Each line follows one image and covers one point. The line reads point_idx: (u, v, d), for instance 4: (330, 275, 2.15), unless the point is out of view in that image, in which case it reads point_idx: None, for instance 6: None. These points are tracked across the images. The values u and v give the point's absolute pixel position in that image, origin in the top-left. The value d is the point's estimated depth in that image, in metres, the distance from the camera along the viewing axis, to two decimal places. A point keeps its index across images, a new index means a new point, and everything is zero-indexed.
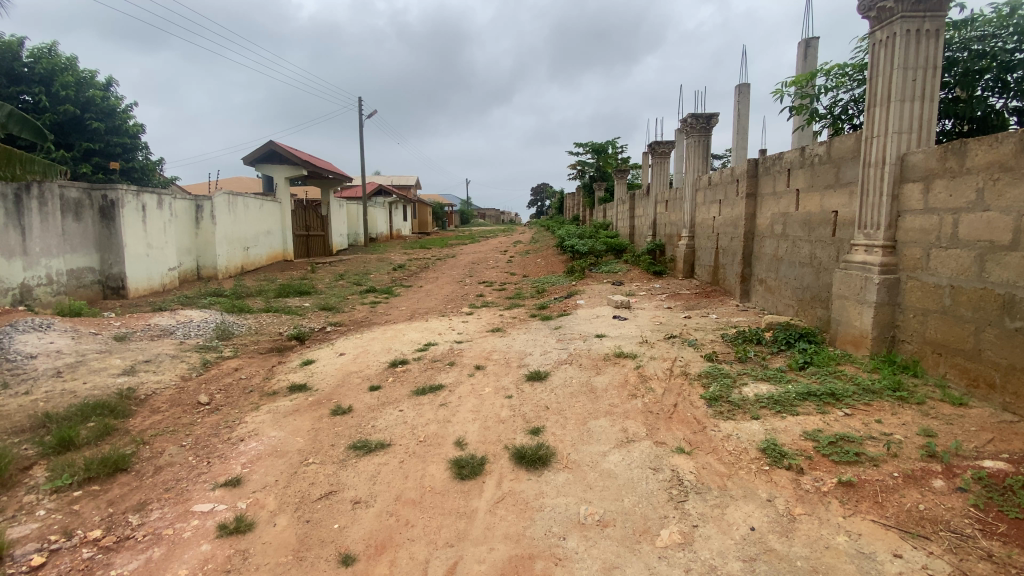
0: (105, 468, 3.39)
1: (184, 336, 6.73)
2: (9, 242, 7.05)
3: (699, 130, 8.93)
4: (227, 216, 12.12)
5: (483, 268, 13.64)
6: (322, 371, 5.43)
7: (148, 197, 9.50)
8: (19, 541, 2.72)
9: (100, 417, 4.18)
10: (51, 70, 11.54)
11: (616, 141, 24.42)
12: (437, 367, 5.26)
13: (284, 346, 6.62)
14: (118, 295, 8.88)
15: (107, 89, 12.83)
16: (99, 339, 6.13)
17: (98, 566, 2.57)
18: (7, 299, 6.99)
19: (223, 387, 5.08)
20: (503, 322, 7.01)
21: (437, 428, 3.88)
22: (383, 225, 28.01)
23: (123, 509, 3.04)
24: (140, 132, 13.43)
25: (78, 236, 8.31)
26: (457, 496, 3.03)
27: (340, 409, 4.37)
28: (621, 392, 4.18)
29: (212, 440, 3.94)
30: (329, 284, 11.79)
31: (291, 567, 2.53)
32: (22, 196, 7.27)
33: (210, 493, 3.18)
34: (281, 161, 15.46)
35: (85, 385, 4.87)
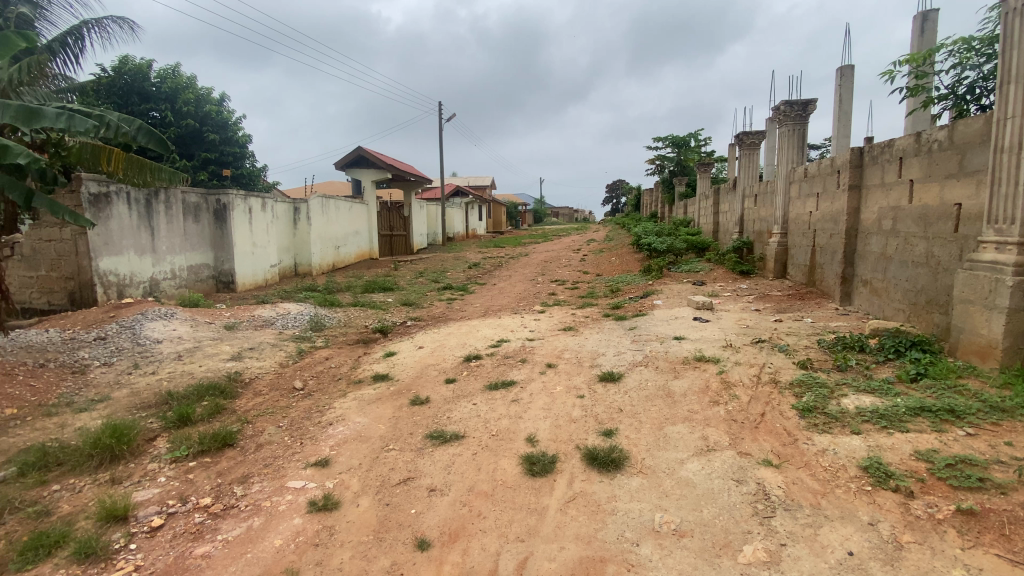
0: (215, 442, 3.81)
1: (282, 327, 7.36)
2: (141, 241, 8.09)
3: (793, 117, 8.27)
4: (320, 218, 13.09)
5: (557, 267, 13.58)
6: (402, 362, 5.71)
7: (253, 201, 10.52)
8: (144, 503, 3.13)
9: (212, 397, 4.70)
10: (175, 89, 13.15)
11: (699, 133, 23.30)
12: (510, 364, 5.32)
13: (369, 338, 7.04)
14: (229, 289, 9.94)
15: (220, 104, 14.35)
16: (213, 328, 6.89)
17: (207, 531, 2.89)
18: (140, 291, 8.06)
19: (315, 374, 5.50)
20: (576, 321, 6.94)
21: (510, 423, 3.92)
22: (460, 225, 28.78)
23: (229, 481, 3.39)
24: (248, 142, 14.90)
25: (197, 236, 9.37)
26: (529, 492, 3.04)
27: (418, 399, 4.56)
28: (702, 398, 3.97)
29: (305, 422, 4.27)
30: (410, 281, 12.35)
31: (372, 547, 2.67)
32: (152, 201, 8.31)
33: (302, 471, 3.45)
34: (368, 165, 16.42)
35: (200, 368, 5.49)
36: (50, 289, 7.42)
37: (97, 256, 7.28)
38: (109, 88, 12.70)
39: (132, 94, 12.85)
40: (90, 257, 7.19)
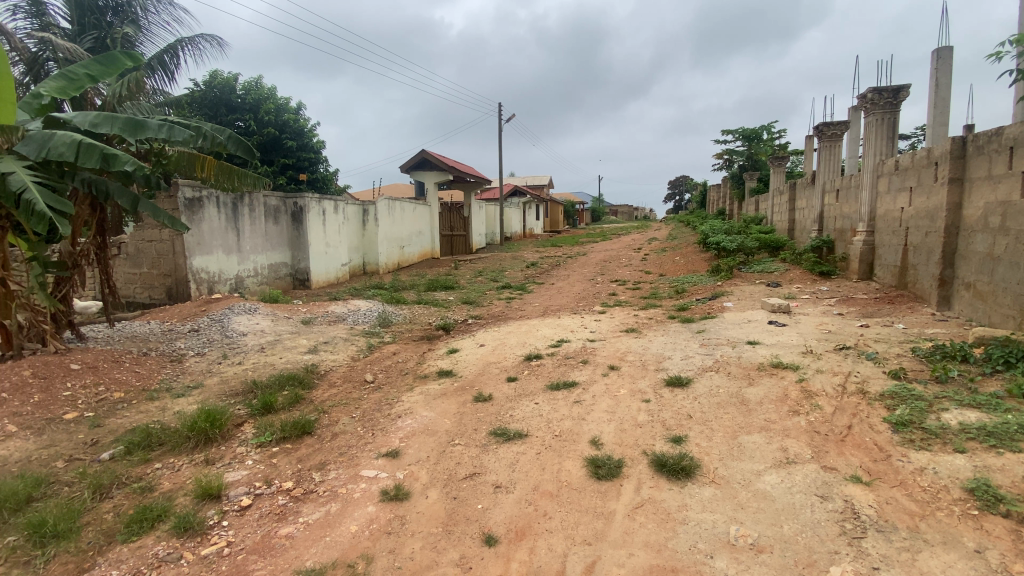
0: (295, 430, 4.06)
1: (353, 322, 7.74)
2: (228, 241, 8.78)
3: (882, 106, 7.60)
4: (386, 219, 13.62)
5: (616, 266, 13.32)
6: (465, 359, 5.82)
7: (326, 203, 11.11)
8: (235, 483, 3.39)
9: (292, 387, 5.02)
10: (258, 100, 14.13)
11: (772, 125, 22.02)
12: (571, 365, 5.28)
13: (432, 335, 7.24)
14: (304, 286, 10.57)
15: (298, 113, 15.26)
16: (291, 322, 7.36)
17: (290, 512, 3.08)
18: (227, 287, 8.75)
19: (384, 368, 5.73)
20: (639, 323, 6.77)
21: (573, 424, 3.88)
22: (517, 225, 28.95)
23: (308, 467, 3.60)
24: (322, 147, 15.75)
25: (277, 236, 10.03)
26: (595, 495, 3.00)
27: (481, 396, 4.63)
28: (779, 407, 3.75)
29: (376, 414, 4.46)
30: (470, 280, 12.57)
31: (441, 539, 2.74)
32: (238, 205, 8.98)
33: (374, 461, 3.61)
34: (431, 167, 16.91)
35: (281, 360, 5.88)
36: (151, 284, 8.21)
37: (191, 255, 7.98)
38: (201, 101, 13.90)
39: (220, 105, 13.97)
40: (185, 256, 7.89)
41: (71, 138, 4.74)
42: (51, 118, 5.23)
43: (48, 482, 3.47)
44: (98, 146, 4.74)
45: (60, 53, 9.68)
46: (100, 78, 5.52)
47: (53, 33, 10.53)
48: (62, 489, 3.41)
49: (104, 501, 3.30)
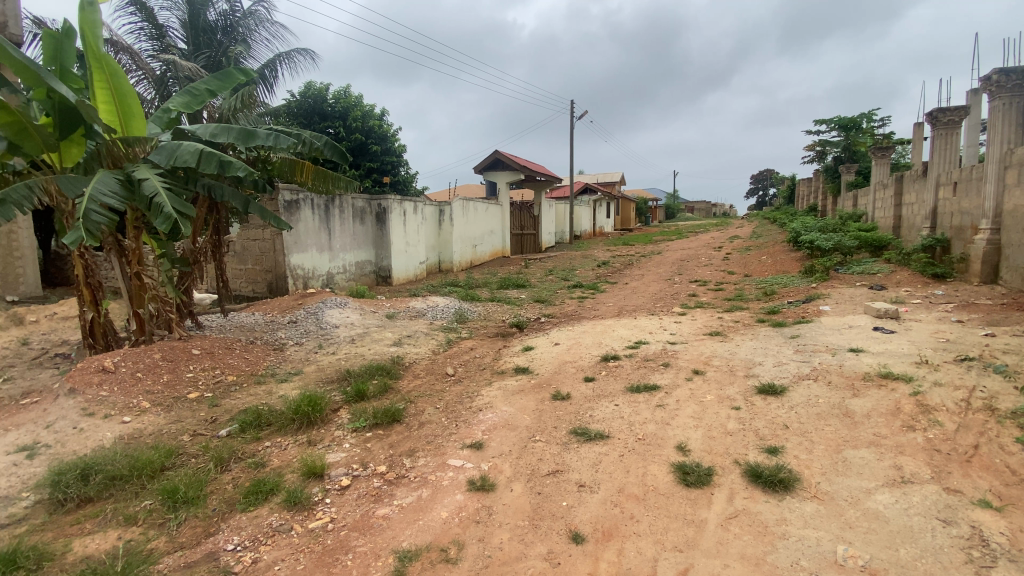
0: (386, 418, 4.31)
1: (432, 318, 8.06)
2: (321, 240, 9.46)
3: (1008, 89, 6.66)
4: (461, 219, 14.04)
5: (694, 266, 12.80)
6: (541, 357, 5.86)
7: (407, 204, 11.65)
8: (335, 464, 3.67)
9: (381, 376, 5.34)
10: (347, 108, 15.06)
11: (874, 112, 20.05)
12: (651, 367, 5.14)
13: (507, 332, 7.36)
14: (387, 282, 11.17)
15: (381, 118, 16.09)
16: (377, 316, 7.81)
17: (386, 494, 3.28)
18: (319, 283, 9.45)
19: (463, 363, 5.92)
20: (723, 326, 6.46)
21: (657, 428, 3.79)
22: (587, 223, 28.60)
23: (399, 453, 3.81)
24: (402, 151, 16.52)
25: (362, 236, 10.66)
26: (684, 501, 2.91)
27: (560, 395, 4.64)
28: (890, 421, 3.43)
29: (458, 406, 4.61)
30: (542, 278, 12.61)
31: (528, 532, 2.79)
32: (329, 206, 9.65)
33: (460, 451, 3.74)
34: (503, 167, 17.15)
35: (369, 351, 6.27)
36: (254, 279, 9.00)
37: (289, 253, 8.70)
38: (297, 111, 15.04)
39: (313, 114, 15.03)
40: (284, 254, 8.62)
41: (194, 148, 5.30)
42: (179, 130, 5.86)
43: (178, 453, 3.94)
44: (216, 155, 5.28)
45: (182, 73, 10.87)
46: (218, 92, 6.12)
47: (175, 55, 11.83)
48: (189, 461, 3.85)
49: (224, 472, 3.69)
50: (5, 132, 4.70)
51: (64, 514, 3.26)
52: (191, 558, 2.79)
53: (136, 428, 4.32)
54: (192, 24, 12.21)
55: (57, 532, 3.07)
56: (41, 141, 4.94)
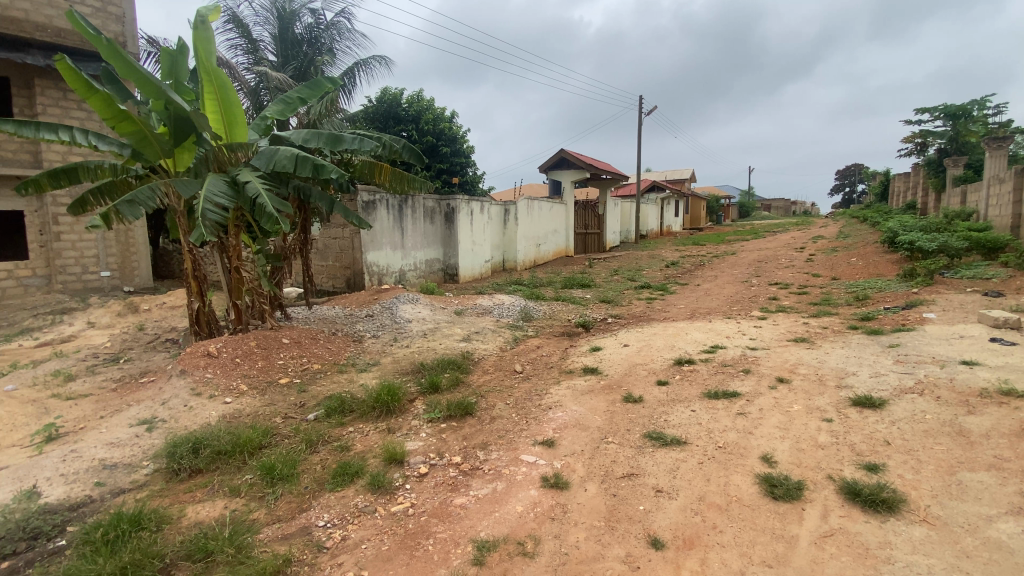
0: (459, 410, 4.44)
1: (499, 315, 8.19)
2: (394, 239, 9.88)
3: None
4: (526, 218, 14.13)
5: (773, 267, 12.06)
6: (610, 358, 5.78)
7: (474, 204, 11.89)
8: (413, 452, 3.83)
9: (452, 370, 5.50)
10: (419, 111, 15.63)
11: (989, 98, 17.86)
12: (730, 373, 4.92)
13: (573, 332, 7.33)
14: (454, 280, 11.47)
15: (451, 120, 16.54)
16: (446, 312, 8.05)
17: (462, 484, 3.38)
18: (392, 279, 9.88)
19: (530, 360, 5.96)
20: (809, 332, 6.04)
21: (739, 437, 3.62)
22: (654, 222, 27.76)
23: (473, 445, 3.91)
24: (471, 151, 16.90)
25: (432, 235, 11.01)
26: (771, 515, 2.77)
27: (632, 397, 4.56)
28: (1014, 444, 3.07)
29: (528, 403, 4.65)
30: (607, 278, 12.40)
31: (605, 533, 2.77)
32: (403, 206, 10.06)
33: (532, 447, 3.78)
34: (569, 165, 17.04)
35: (440, 345, 6.48)
36: (334, 275, 9.56)
37: (366, 250, 9.17)
38: (374, 116, 15.80)
39: (388, 118, 15.73)
40: (361, 251, 9.10)
41: (290, 153, 5.72)
42: (274, 136, 6.34)
43: (273, 433, 4.27)
44: (309, 159, 5.67)
45: (273, 83, 11.75)
46: (308, 101, 6.54)
47: (267, 66, 12.81)
48: (283, 440, 4.17)
49: (313, 453, 3.95)
50: (130, 140, 5.29)
51: (177, 481, 3.63)
52: (287, 531, 3.02)
53: (235, 408, 4.73)
54: (282, 37, 13.16)
55: (172, 497, 3.42)
56: (159, 149, 5.49)
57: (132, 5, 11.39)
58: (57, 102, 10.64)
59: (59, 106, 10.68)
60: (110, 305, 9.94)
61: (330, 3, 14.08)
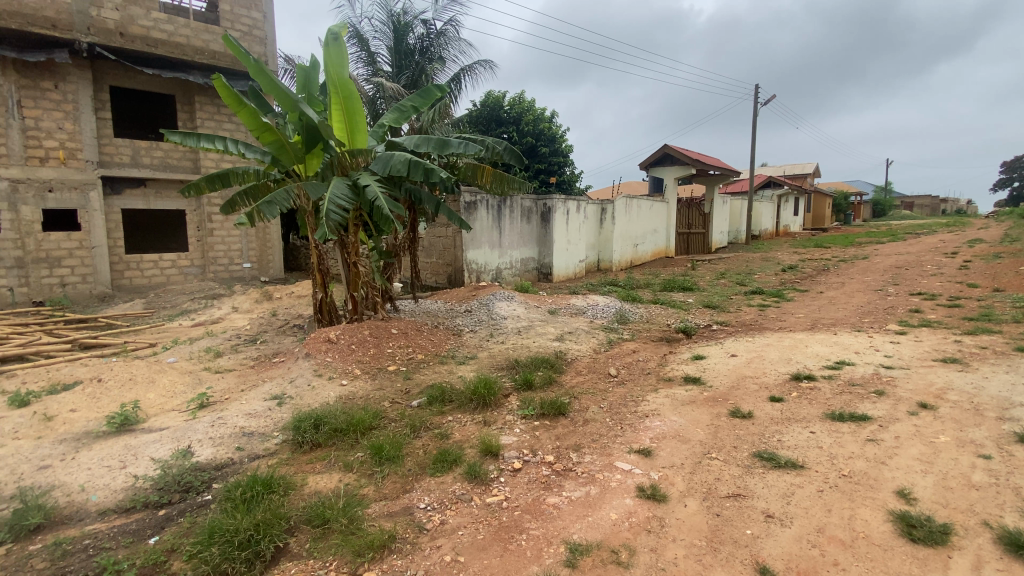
0: (552, 409, 4.46)
1: (593, 316, 8.10)
2: (492, 238, 10.16)
3: None
4: (624, 217, 13.76)
5: (913, 275, 10.52)
6: (715, 368, 5.43)
7: (571, 203, 11.83)
8: (509, 447, 3.91)
9: (545, 369, 5.53)
10: (520, 113, 15.92)
11: None
12: (857, 394, 4.38)
13: (673, 337, 7.00)
14: (548, 279, 11.52)
15: (551, 120, 16.63)
16: (540, 310, 8.12)
17: (555, 484, 3.39)
18: (489, 277, 10.18)
19: (626, 365, 5.79)
20: (961, 352, 5.18)
21: (868, 466, 3.22)
22: (768, 222, 25.56)
23: (566, 446, 3.90)
24: (570, 151, 16.83)
25: (528, 234, 11.16)
26: (908, 559, 2.43)
27: (739, 412, 4.25)
28: None
29: (624, 409, 4.53)
30: (712, 282, 11.66)
31: (707, 554, 2.62)
32: (502, 206, 10.30)
33: (628, 455, 3.68)
34: (673, 162, 16.26)
35: (534, 344, 6.55)
36: (437, 272, 10.07)
37: (466, 249, 9.55)
38: (477, 118, 16.39)
39: (491, 120, 16.22)
40: (462, 249, 9.50)
41: (404, 158, 6.12)
42: (390, 141, 6.82)
43: (382, 416, 4.62)
44: (420, 164, 6.02)
45: (388, 93, 12.68)
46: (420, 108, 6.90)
47: (383, 77, 13.83)
48: (390, 423, 4.49)
49: (416, 438, 4.21)
50: (270, 149, 6.00)
51: (300, 453, 4.06)
52: (392, 509, 3.24)
53: (349, 390, 5.20)
54: (397, 48, 14.12)
55: (297, 466, 3.84)
56: (293, 155, 6.18)
57: (273, 28, 12.92)
58: (212, 116, 12.42)
59: (213, 120, 12.46)
60: (250, 292, 11.39)
61: (440, 13, 14.81)
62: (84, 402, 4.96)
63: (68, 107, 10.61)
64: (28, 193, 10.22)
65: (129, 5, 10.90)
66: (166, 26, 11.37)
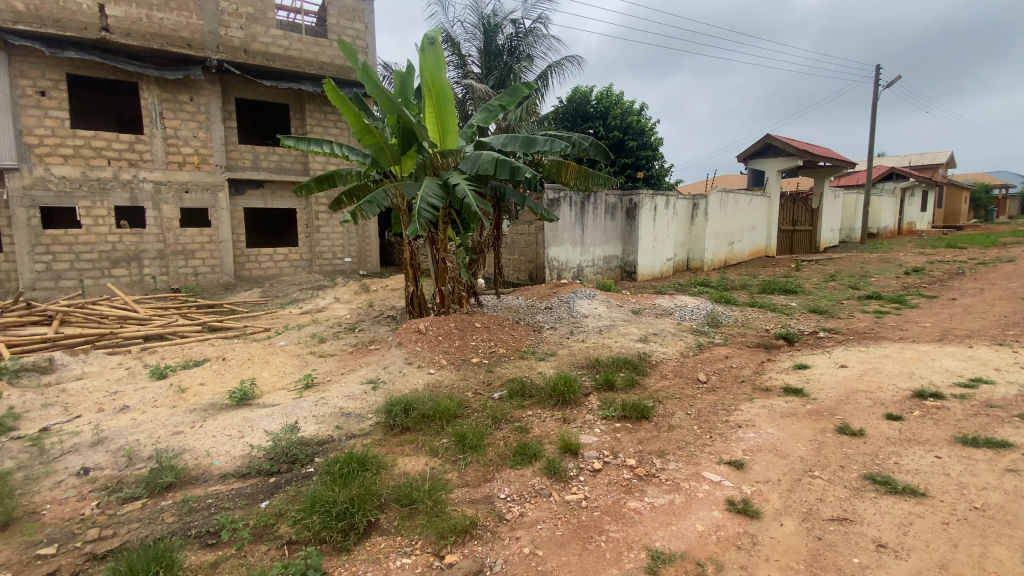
0: (635, 412, 4.33)
1: (681, 317, 7.74)
2: (575, 234, 10.09)
3: None
4: (718, 213, 12.98)
5: None
6: (819, 379, 4.97)
7: (659, 199, 11.39)
8: (589, 446, 3.87)
9: (628, 370, 5.40)
10: (608, 107, 15.62)
11: None
12: (998, 418, 3.78)
13: (771, 343, 6.50)
14: (632, 278, 11.21)
15: (640, 113, 16.12)
16: (623, 310, 7.92)
17: (637, 488, 3.30)
18: (570, 275, 10.13)
19: (717, 371, 5.48)
20: None
21: (1009, 502, 2.78)
22: (889, 219, 22.79)
23: (649, 450, 3.78)
24: (659, 144, 16.21)
25: (612, 231, 10.94)
26: None
27: (847, 428, 3.85)
28: None
29: (713, 417, 4.30)
30: (818, 285, 10.64)
31: None
32: (585, 203, 10.19)
33: (717, 465, 3.48)
34: (775, 153, 15.05)
35: (617, 344, 6.41)
36: (518, 268, 10.18)
37: (548, 246, 9.58)
38: (564, 115, 16.32)
39: (577, 116, 16.08)
40: (544, 246, 9.53)
41: (491, 156, 6.26)
42: (478, 141, 7.00)
43: (465, 406, 4.78)
44: (507, 162, 6.12)
45: (477, 93, 13.05)
46: (507, 107, 7.00)
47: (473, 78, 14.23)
48: (473, 413, 4.63)
49: (497, 430, 4.30)
50: (370, 150, 6.46)
51: (391, 435, 4.31)
52: (474, 496, 3.34)
53: (436, 379, 5.44)
54: (486, 49, 14.46)
55: (388, 447, 4.09)
56: (391, 156, 6.62)
57: (373, 37, 13.80)
58: (319, 122, 13.55)
59: (321, 125, 13.58)
60: (348, 285, 12.28)
61: (529, 11, 14.94)
62: (211, 377, 5.66)
63: (202, 118, 12.10)
64: (169, 193, 11.79)
65: (252, 25, 12.21)
66: (282, 42, 12.56)
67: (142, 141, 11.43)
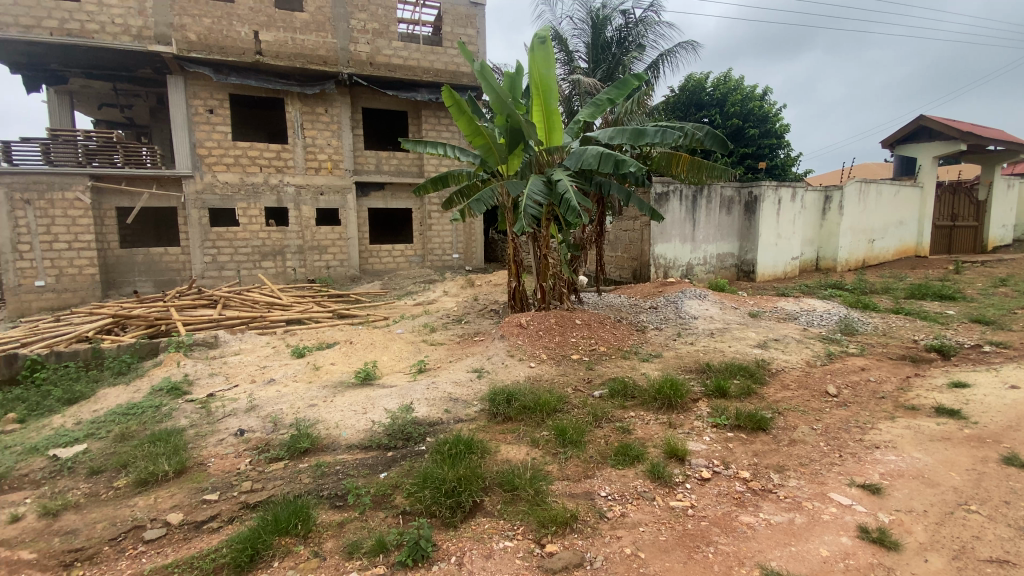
0: (750, 422, 4.03)
1: (807, 323, 7.02)
2: (685, 231, 9.61)
3: None
4: (856, 206, 11.51)
5: None
6: (984, 401, 4.22)
7: (784, 191, 10.40)
8: (696, 453, 3.69)
9: (743, 377, 5.03)
10: (725, 93, 14.62)
11: None
12: None
13: (920, 356, 5.64)
14: (750, 278, 10.40)
15: (762, 98, 14.85)
16: (738, 312, 7.39)
17: (750, 503, 3.09)
18: (679, 273, 9.67)
19: (849, 384, 4.89)
20: None
21: None
22: None
23: (765, 464, 3.50)
24: (785, 131, 14.80)
25: (727, 226, 10.23)
26: None
27: (1022, 460, 3.23)
28: None
29: (844, 434, 3.86)
30: (985, 290, 8.99)
31: None
32: (698, 197, 9.65)
33: (847, 487, 3.12)
34: (931, 137, 12.94)
35: (730, 348, 6.01)
36: (622, 266, 9.95)
37: (655, 242, 9.25)
38: (675, 105, 15.58)
39: (690, 105, 15.26)
40: (650, 243, 9.21)
41: (597, 151, 6.17)
42: (584, 137, 6.94)
43: (566, 401, 4.81)
44: (613, 156, 6.00)
45: (584, 88, 12.97)
46: (615, 100, 6.85)
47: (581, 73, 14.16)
48: (574, 409, 4.65)
49: (598, 428, 4.26)
50: (480, 151, 6.69)
51: (495, 423, 4.49)
52: (574, 490, 3.37)
53: (538, 372, 5.55)
54: (594, 43, 14.28)
55: (492, 434, 4.26)
56: (499, 156, 6.75)
57: (484, 41, 14.32)
58: (434, 126, 14.41)
59: (435, 129, 14.42)
60: (457, 279, 12.93)
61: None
62: (340, 358, 6.33)
63: (334, 127, 13.49)
64: (307, 195, 13.34)
65: (377, 39, 13.32)
66: (403, 53, 13.54)
67: (287, 150, 13.06)
